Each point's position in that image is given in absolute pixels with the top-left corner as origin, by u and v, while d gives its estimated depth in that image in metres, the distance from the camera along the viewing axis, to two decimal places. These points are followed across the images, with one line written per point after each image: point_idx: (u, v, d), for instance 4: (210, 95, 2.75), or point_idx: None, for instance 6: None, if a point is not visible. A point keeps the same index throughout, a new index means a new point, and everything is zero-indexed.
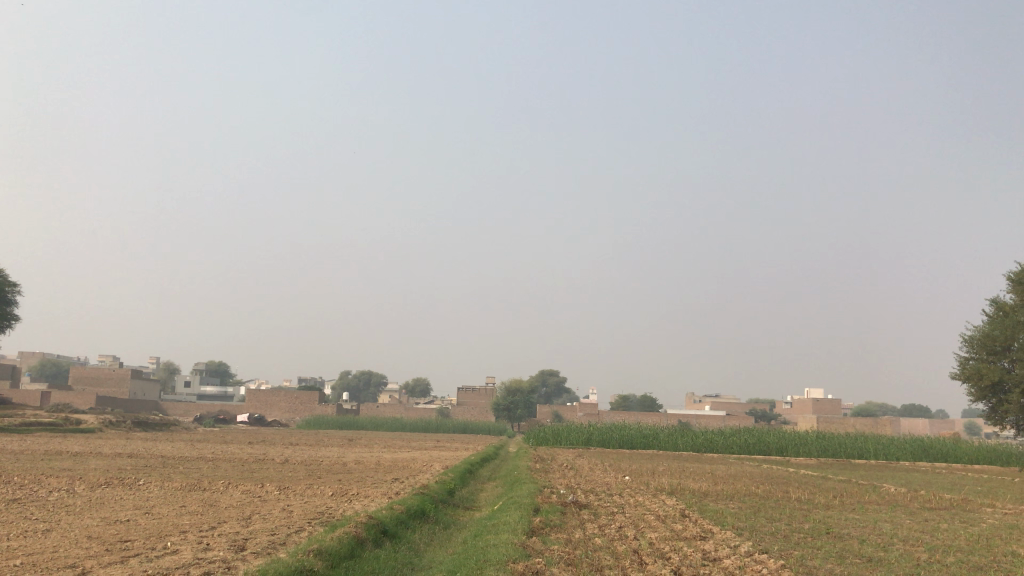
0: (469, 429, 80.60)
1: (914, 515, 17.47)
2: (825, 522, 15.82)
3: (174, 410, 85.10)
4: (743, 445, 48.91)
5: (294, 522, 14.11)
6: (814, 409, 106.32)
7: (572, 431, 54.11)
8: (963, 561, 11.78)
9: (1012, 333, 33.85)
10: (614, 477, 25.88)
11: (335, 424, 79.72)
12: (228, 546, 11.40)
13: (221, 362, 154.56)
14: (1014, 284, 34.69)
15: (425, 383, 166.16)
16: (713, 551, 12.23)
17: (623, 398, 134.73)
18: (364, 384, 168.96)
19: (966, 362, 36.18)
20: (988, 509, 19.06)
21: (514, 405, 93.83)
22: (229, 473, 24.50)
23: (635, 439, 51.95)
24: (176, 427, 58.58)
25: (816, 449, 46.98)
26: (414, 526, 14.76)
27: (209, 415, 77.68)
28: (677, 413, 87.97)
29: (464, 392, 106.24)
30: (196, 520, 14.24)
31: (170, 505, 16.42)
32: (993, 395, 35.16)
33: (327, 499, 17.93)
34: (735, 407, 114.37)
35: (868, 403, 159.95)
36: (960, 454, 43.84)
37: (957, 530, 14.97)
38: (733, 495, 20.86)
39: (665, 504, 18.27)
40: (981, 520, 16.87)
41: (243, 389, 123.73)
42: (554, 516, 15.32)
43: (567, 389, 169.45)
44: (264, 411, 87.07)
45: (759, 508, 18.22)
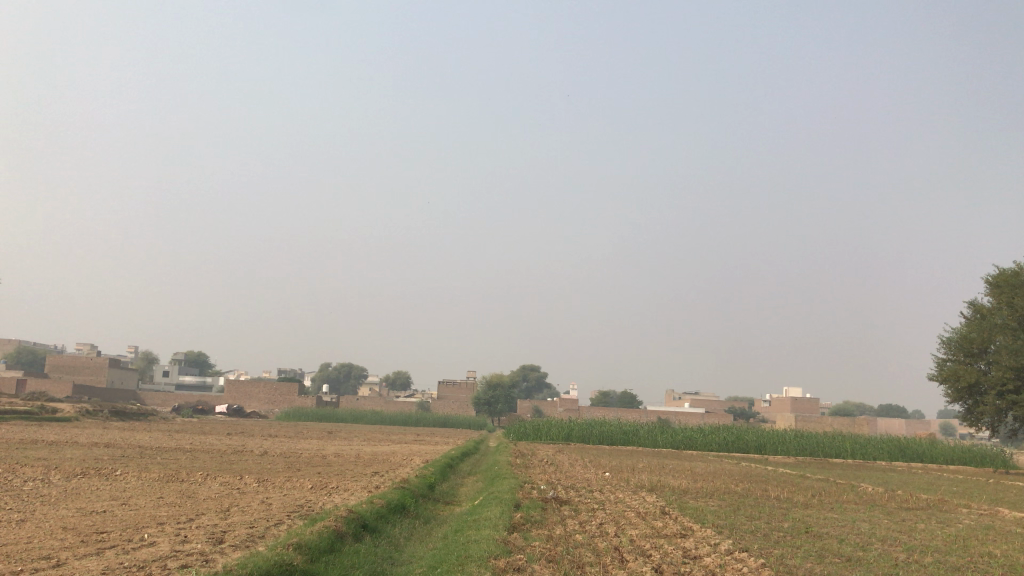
0: (450, 422, 80.51)
1: (892, 515, 17.61)
2: (804, 520, 15.91)
3: (152, 400, 84.43)
4: (722, 442, 49.16)
5: (273, 515, 14.02)
6: (793, 408, 107.07)
7: (553, 427, 54.17)
8: (941, 562, 11.87)
9: (989, 336, 34.21)
10: (594, 473, 25.90)
11: (315, 416, 79.38)
12: (206, 539, 11.26)
13: (200, 352, 153.49)
14: (991, 287, 35.06)
15: (406, 376, 165.97)
16: (694, 548, 12.25)
17: (603, 393, 135.00)
18: (345, 376, 168.45)
19: (943, 364, 36.52)
20: (964, 510, 19.24)
21: (495, 399, 93.86)
22: (207, 465, 24.27)
23: (615, 435, 52.10)
24: (154, 417, 58.09)
25: (794, 448, 47.31)
26: (394, 520, 14.69)
27: (188, 405, 77.17)
28: (657, 410, 88.31)
29: (444, 385, 106.12)
30: (174, 512, 14.11)
31: (147, 496, 16.27)
32: (969, 396, 35.47)
33: (306, 493, 17.86)
34: (715, 405, 114.95)
35: (845, 403, 161.14)
36: (936, 454, 44.30)
37: (934, 530, 15.10)
38: (712, 493, 20.94)
39: (646, 501, 18.32)
40: (958, 521, 17.03)
41: (222, 380, 122.93)
42: (535, 512, 15.30)
43: (549, 385, 169.76)
44: (243, 402, 86.92)
45: (739, 506, 18.29)
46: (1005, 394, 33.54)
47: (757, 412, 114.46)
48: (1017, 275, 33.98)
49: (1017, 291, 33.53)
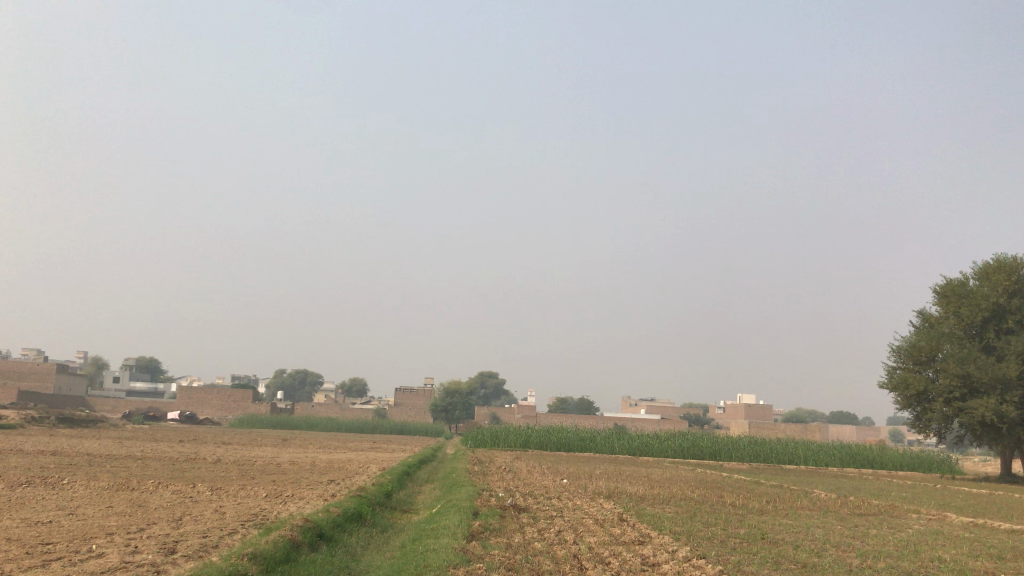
0: (407, 430, 80.07)
1: (845, 521, 17.90)
2: (759, 527, 16.12)
3: (102, 407, 82.65)
4: (678, 448, 49.62)
5: (227, 523, 13.79)
6: (746, 416, 108.39)
7: (510, 434, 54.13)
8: (894, 566, 12.11)
9: (937, 344, 34.92)
10: (552, 480, 25.91)
11: (269, 423, 78.28)
12: (157, 549, 11.00)
13: (153, 358, 150.69)
14: (939, 297, 35.82)
15: (363, 384, 164.68)
16: (651, 556, 12.29)
17: (560, 401, 135.48)
18: (300, 383, 166.64)
19: (893, 371, 37.21)
20: (913, 515, 19.71)
21: (452, 406, 93.66)
22: (159, 473, 23.77)
23: (573, 442, 52.29)
24: (103, 424, 56.75)
25: (748, 455, 47.94)
26: (350, 529, 14.50)
27: (139, 412, 75.74)
28: (614, 417, 88.86)
29: (402, 392, 105.57)
30: (124, 522, 13.80)
31: (96, 506, 15.84)
32: (918, 404, 36.15)
33: (260, 501, 17.55)
34: (670, 412, 115.98)
35: (798, 409, 163.53)
36: (886, 461, 45.23)
37: (886, 536, 15.39)
38: (669, 500, 21.08)
39: (604, 507, 18.38)
40: (908, 526, 17.40)
41: (174, 386, 120.70)
42: (493, 519, 15.26)
43: (506, 392, 169.79)
44: (195, 409, 85.35)
45: (695, 513, 18.45)
46: (952, 402, 34.30)
47: (712, 419, 115.71)
48: (963, 285, 34.87)
49: (963, 300, 34.43)
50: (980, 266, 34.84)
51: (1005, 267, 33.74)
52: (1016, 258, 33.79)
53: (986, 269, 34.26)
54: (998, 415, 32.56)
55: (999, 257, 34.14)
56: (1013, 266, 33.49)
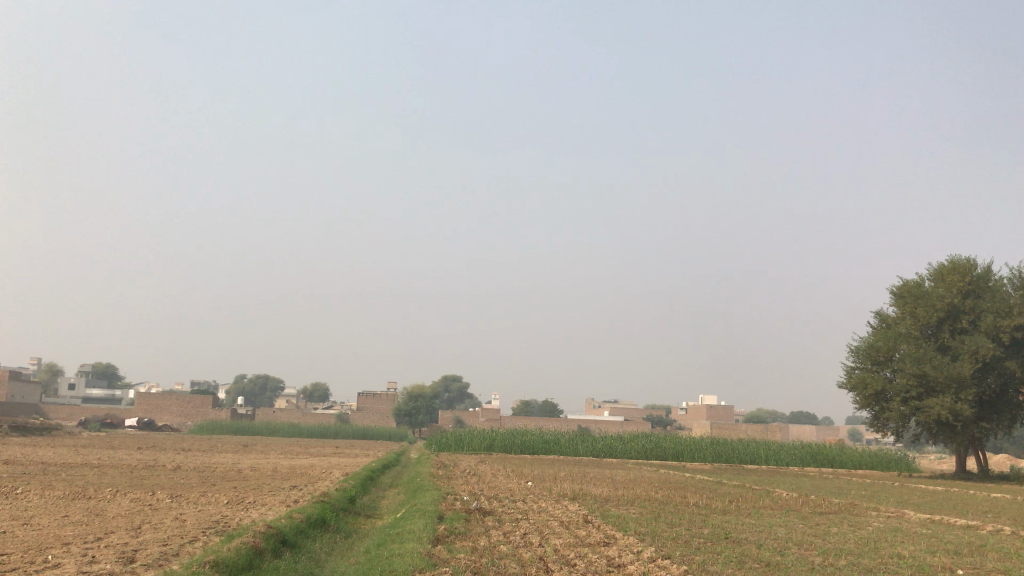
0: (370, 435, 79.54)
1: (807, 519, 18.12)
2: (723, 527, 16.25)
3: (57, 414, 80.93)
4: (641, 450, 49.93)
5: (188, 531, 13.60)
6: (708, 416, 109.25)
7: (474, 437, 54.01)
8: (855, 564, 12.27)
9: (894, 344, 35.61)
10: (516, 483, 25.83)
11: (229, 429, 77.32)
12: (115, 559, 10.78)
13: (109, 364, 148.14)
14: (896, 298, 36.52)
15: (324, 389, 163.39)
16: (617, 557, 12.34)
17: (524, 404, 135.37)
18: (261, 389, 164.93)
19: (852, 372, 37.84)
20: (873, 513, 20.03)
21: (416, 411, 93.25)
22: (117, 480, 23.34)
23: (537, 445, 52.36)
24: (58, 432, 55.56)
25: (710, 455, 48.39)
26: (313, 535, 14.35)
27: (95, 419, 74.29)
28: (578, 420, 89.10)
29: (364, 397, 104.87)
30: (81, 531, 13.49)
31: (51, 515, 15.51)
32: (876, 404, 36.75)
33: (222, 508, 17.32)
34: (633, 413, 116.69)
35: (758, 409, 165.30)
36: (845, 459, 45.95)
37: (846, 534, 15.61)
38: (633, 501, 21.17)
39: (568, 510, 18.40)
40: (867, 524, 17.67)
41: (132, 393, 118.73)
42: (459, 523, 15.23)
43: (469, 396, 169.60)
44: (154, 416, 83.98)
45: (658, 514, 18.52)
46: (908, 401, 34.95)
47: (674, 420, 116.64)
48: (919, 286, 35.59)
49: (919, 301, 35.13)
50: (935, 267, 35.61)
51: (959, 268, 34.51)
52: (970, 259, 34.59)
53: (941, 270, 35.00)
54: (953, 414, 33.24)
55: (953, 258, 34.89)
56: (967, 266, 34.25)
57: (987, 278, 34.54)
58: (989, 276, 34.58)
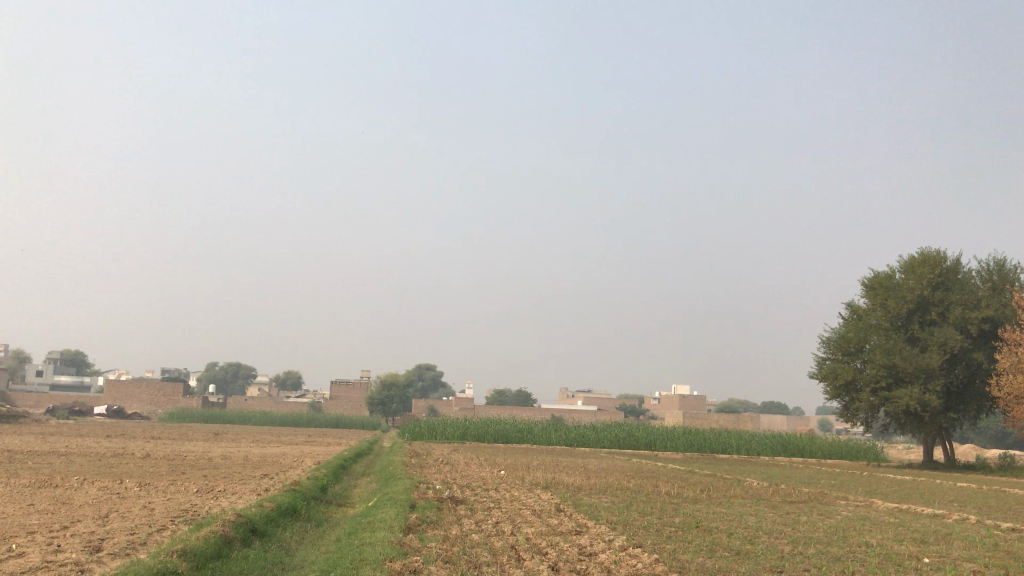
0: (343, 424, 79.25)
1: (777, 509, 18.24)
2: (694, 516, 16.31)
3: (24, 402, 79.72)
4: (614, 439, 50.15)
5: (155, 520, 13.42)
6: (681, 406, 109.96)
7: (447, 426, 53.89)
8: (823, 552, 12.36)
9: (865, 335, 36.00)
10: (490, 472, 25.80)
11: (200, 417, 76.67)
12: (81, 548, 10.61)
13: (78, 351, 146.32)
14: (867, 289, 36.88)
15: (297, 377, 162.56)
16: (588, 545, 12.36)
17: (497, 393, 135.40)
18: (233, 376, 163.73)
19: (823, 362, 38.19)
20: (842, 502, 20.24)
21: (389, 399, 93.05)
22: (85, 469, 23.00)
23: (511, 434, 52.40)
24: (25, 419, 54.82)
25: (682, 444, 48.71)
26: (284, 524, 14.24)
27: (63, 407, 73.29)
28: (552, 409, 89.27)
29: (337, 385, 104.43)
30: (46, 520, 13.26)
31: (16, 504, 15.26)
32: (846, 394, 37.14)
33: (191, 496, 17.15)
34: (607, 403, 117.10)
35: (731, 399, 166.85)
36: (815, 449, 46.45)
37: (817, 523, 15.71)
38: (605, 490, 21.21)
39: (540, 498, 18.42)
40: (836, 513, 17.84)
41: (101, 380, 117.36)
42: (431, 512, 15.16)
43: (443, 385, 169.47)
44: (124, 403, 83.13)
45: (631, 503, 18.58)
46: (878, 392, 35.35)
47: (647, 410, 117.22)
48: (890, 278, 35.99)
49: (890, 292, 35.55)
50: (906, 259, 36.01)
51: (929, 260, 34.92)
52: (940, 251, 34.99)
53: (911, 262, 35.40)
54: (921, 404, 33.70)
55: (924, 250, 35.29)
56: (937, 259, 34.67)
57: (956, 270, 34.99)
58: (959, 269, 35.04)
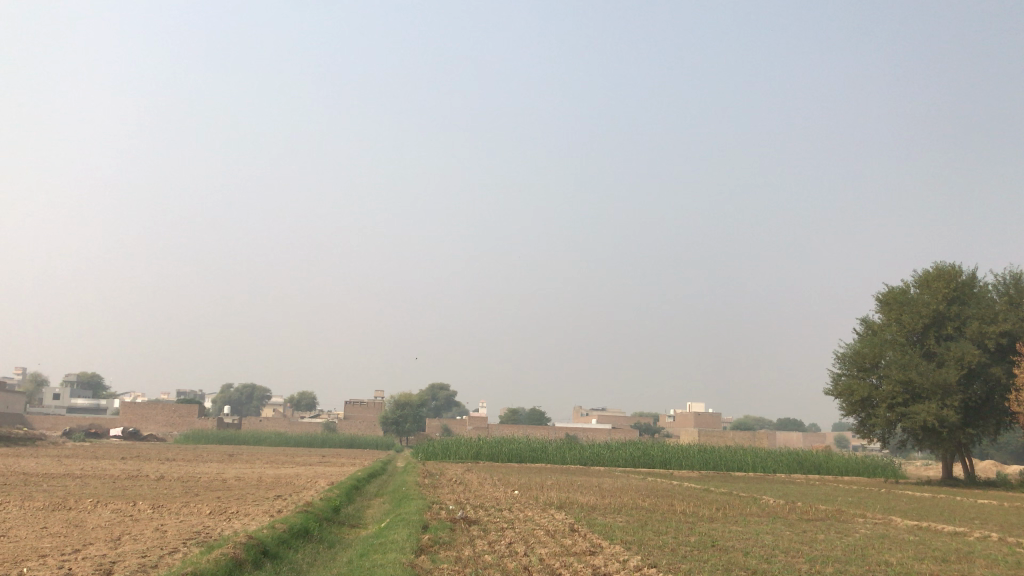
0: (357, 444, 79.13)
1: (793, 527, 18.05)
2: (709, 535, 16.14)
3: (41, 424, 80.11)
4: (628, 458, 49.83)
5: (168, 542, 13.37)
6: (696, 424, 109.26)
7: (461, 446, 53.69)
8: (842, 571, 12.17)
9: (880, 351, 35.70)
10: (503, 492, 25.58)
11: (215, 438, 76.72)
12: (92, 571, 10.57)
13: (95, 374, 147.06)
14: (882, 305, 36.60)
15: (311, 397, 162.58)
16: (602, 565, 12.23)
17: (512, 411, 135.00)
18: (247, 398, 164.04)
19: (839, 378, 37.86)
20: (860, 520, 20.00)
21: (403, 419, 92.85)
22: (99, 491, 23.04)
23: (525, 453, 52.16)
24: (42, 442, 54.99)
25: (698, 462, 48.35)
26: (297, 545, 14.17)
27: (79, 429, 73.50)
28: (567, 427, 88.82)
29: (351, 405, 104.41)
30: (58, 543, 13.24)
31: (29, 526, 15.25)
32: (862, 410, 36.78)
33: (203, 519, 17.11)
34: (621, 421, 116.34)
35: (747, 417, 165.48)
36: (832, 466, 46.01)
37: (834, 541, 15.52)
38: (620, 509, 21.04)
39: (555, 518, 18.29)
40: (854, 531, 17.60)
41: (117, 402, 117.70)
42: (444, 533, 15.07)
43: (457, 405, 169.13)
44: (139, 425, 83.35)
45: (646, 522, 18.44)
46: (895, 407, 34.98)
47: (662, 428, 116.43)
48: (905, 293, 35.73)
49: (905, 307, 35.27)
50: (920, 274, 35.74)
51: (943, 275, 34.69)
52: (955, 266, 34.74)
53: (926, 276, 35.15)
54: (939, 420, 33.30)
55: (938, 265, 35.05)
56: (952, 273, 34.42)
57: (972, 285, 34.70)
58: (975, 283, 34.75)
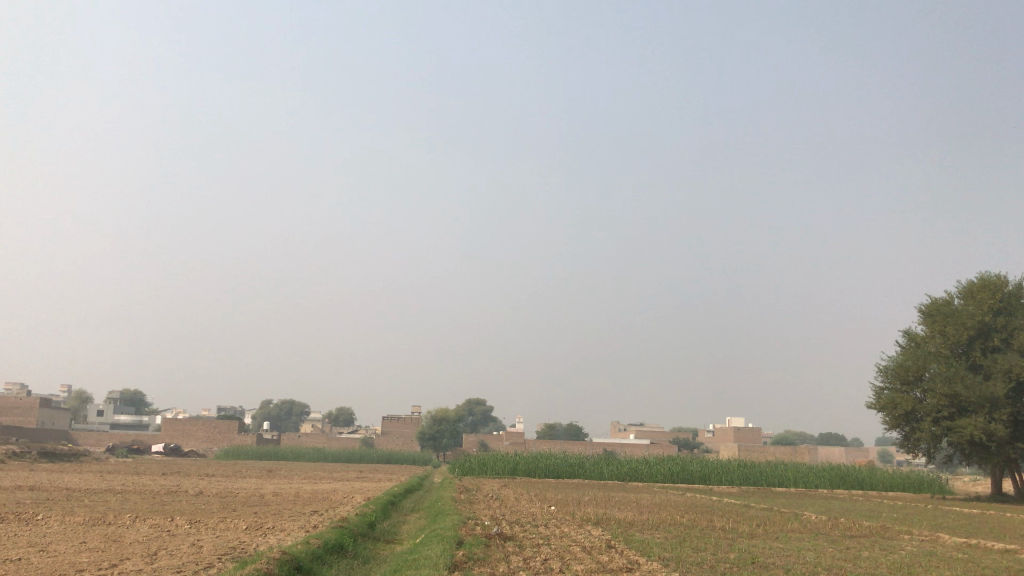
0: (394, 459, 79.35)
1: (836, 543, 17.60)
2: (750, 551, 15.80)
3: (85, 440, 81.43)
4: (667, 474, 49.19)
5: (203, 558, 13.35)
6: (736, 438, 108.01)
7: (498, 461, 53.47)
8: None
9: (924, 363, 34.89)
10: (539, 507, 25.27)
11: (255, 454, 77.37)
12: None
13: (137, 391, 149.35)
14: (925, 316, 35.82)
15: (350, 413, 163.63)
16: None
17: (548, 426, 134.34)
18: (286, 414, 165.60)
19: (881, 392, 37.05)
20: (906, 536, 19.46)
21: (440, 434, 92.86)
22: (139, 507, 23.20)
23: (562, 468, 51.78)
24: (86, 458, 55.87)
25: (737, 477, 47.60)
26: (331, 561, 14.11)
27: (122, 445, 74.69)
28: (604, 443, 88.10)
29: (389, 421, 104.86)
30: (96, 559, 13.32)
31: (69, 542, 15.35)
32: (906, 424, 35.97)
33: (239, 534, 17.14)
34: (658, 436, 115.10)
35: (787, 431, 163.14)
36: (876, 481, 45.03)
37: (879, 558, 15.09)
38: (658, 525, 20.76)
39: (591, 534, 18.02)
40: (900, 547, 17.12)
41: (159, 419, 119.51)
42: (478, 549, 14.92)
43: (493, 420, 169.03)
44: (181, 441, 84.38)
45: (685, 537, 18.16)
46: (940, 421, 34.14)
47: (701, 442, 115.32)
48: (949, 304, 34.92)
49: (949, 319, 34.48)
50: (965, 284, 34.94)
51: (989, 285, 33.89)
52: (1000, 276, 33.92)
53: (971, 287, 34.35)
54: (987, 434, 32.43)
55: (983, 275, 34.26)
56: (997, 283, 33.61)
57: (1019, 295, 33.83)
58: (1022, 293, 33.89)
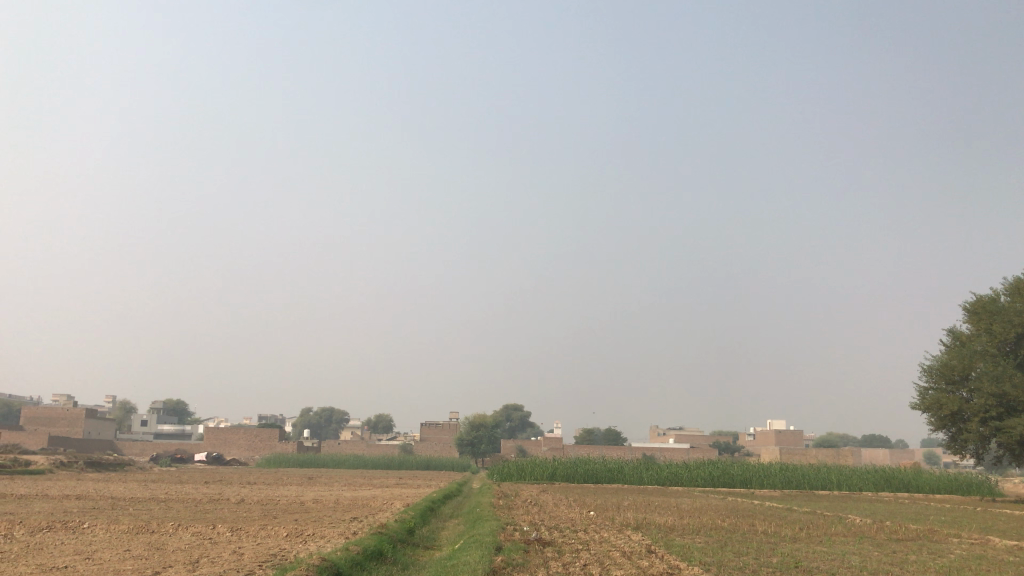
0: (433, 465, 79.64)
1: (882, 547, 17.22)
2: (793, 555, 15.53)
3: (130, 450, 82.82)
4: (708, 478, 48.59)
5: (244, 564, 13.48)
6: (777, 441, 106.60)
7: (537, 466, 53.31)
8: None
9: (969, 362, 34.13)
10: (578, 513, 25.08)
11: (295, 462, 78.08)
12: None
13: (180, 401, 151.72)
14: (970, 315, 35.10)
15: (388, 419, 164.62)
16: None
17: (587, 431, 133.71)
18: (326, 421, 167.12)
19: (926, 392, 36.34)
20: (954, 539, 19.01)
21: (478, 440, 92.95)
22: (182, 515, 23.48)
23: (601, 473, 51.49)
24: (130, 467, 56.73)
25: (779, 481, 46.93)
26: (370, 567, 14.13)
27: (166, 455, 75.92)
28: (644, 447, 87.50)
29: (427, 427, 105.33)
30: (141, 566, 13.52)
31: (113, 549, 15.61)
32: (952, 424, 35.25)
33: (279, 540, 17.31)
34: (698, 440, 113.89)
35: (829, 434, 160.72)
36: (922, 483, 44.14)
37: (926, 562, 14.73)
38: (699, 530, 20.51)
39: (631, 539, 17.88)
40: (949, 551, 16.73)
41: (202, 427, 121.18)
42: (517, 554, 14.87)
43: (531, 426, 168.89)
44: (223, 450, 85.40)
45: (725, 542, 17.94)
46: (988, 421, 33.38)
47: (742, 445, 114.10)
48: (995, 301, 34.17)
49: (994, 317, 33.71)
50: (1010, 281, 34.15)
51: None
52: None
53: (1017, 284, 33.57)
54: None
55: None
56: None
57: None
58: None
